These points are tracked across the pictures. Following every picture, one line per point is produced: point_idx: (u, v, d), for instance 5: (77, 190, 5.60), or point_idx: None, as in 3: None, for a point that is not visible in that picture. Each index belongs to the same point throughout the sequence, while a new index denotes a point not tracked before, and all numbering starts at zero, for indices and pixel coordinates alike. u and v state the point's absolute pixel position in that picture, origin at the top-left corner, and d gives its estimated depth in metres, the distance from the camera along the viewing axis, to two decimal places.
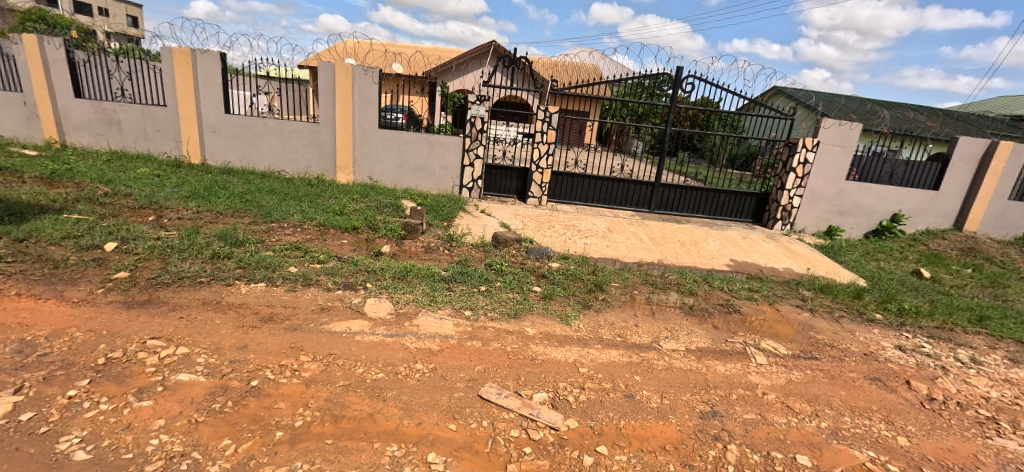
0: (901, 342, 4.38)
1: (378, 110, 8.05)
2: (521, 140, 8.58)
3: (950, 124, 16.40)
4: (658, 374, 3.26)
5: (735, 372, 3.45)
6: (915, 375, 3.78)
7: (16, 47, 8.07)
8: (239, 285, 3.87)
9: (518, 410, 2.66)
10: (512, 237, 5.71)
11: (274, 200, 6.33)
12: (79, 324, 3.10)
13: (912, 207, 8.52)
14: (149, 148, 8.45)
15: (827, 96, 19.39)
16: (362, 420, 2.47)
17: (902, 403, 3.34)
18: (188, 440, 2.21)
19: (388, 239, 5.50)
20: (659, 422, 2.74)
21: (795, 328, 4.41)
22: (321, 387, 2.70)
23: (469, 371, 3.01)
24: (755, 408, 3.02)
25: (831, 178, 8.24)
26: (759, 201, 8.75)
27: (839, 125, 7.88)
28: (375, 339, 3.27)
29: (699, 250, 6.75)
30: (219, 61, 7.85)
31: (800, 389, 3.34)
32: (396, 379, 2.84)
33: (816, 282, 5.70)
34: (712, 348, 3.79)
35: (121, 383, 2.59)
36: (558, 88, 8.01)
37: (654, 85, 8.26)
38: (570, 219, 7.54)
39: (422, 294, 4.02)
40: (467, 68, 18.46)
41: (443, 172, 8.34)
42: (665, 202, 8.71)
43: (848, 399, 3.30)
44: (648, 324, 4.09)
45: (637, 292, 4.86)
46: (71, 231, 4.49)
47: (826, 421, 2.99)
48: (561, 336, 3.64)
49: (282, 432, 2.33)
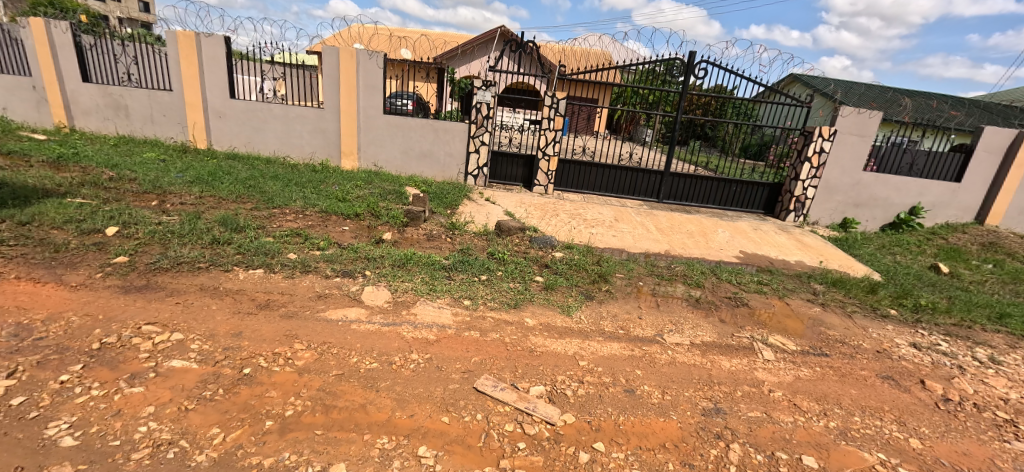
0: (916, 339, 4.21)
1: (383, 96, 7.94)
2: (528, 127, 8.41)
3: (974, 115, 15.82)
4: (660, 369, 3.16)
5: (740, 368, 3.34)
6: (930, 374, 3.64)
7: (24, 31, 8.09)
8: (237, 272, 3.83)
9: (514, 404, 2.59)
10: (515, 226, 5.61)
11: (277, 186, 6.30)
12: (76, 307, 3.10)
13: (932, 200, 8.23)
14: (156, 133, 8.47)
15: (847, 84, 18.84)
16: (354, 410, 2.42)
17: (915, 403, 3.21)
18: (177, 428, 2.18)
19: (390, 226, 5.43)
20: (660, 418, 2.65)
21: (805, 323, 4.27)
22: (314, 376, 2.66)
23: (466, 363, 2.94)
24: (761, 406, 2.91)
25: (847, 169, 7.98)
26: (772, 191, 8.51)
27: (858, 114, 7.59)
28: (371, 328, 3.21)
29: (707, 241, 6.60)
30: (223, 44, 7.78)
31: (808, 387, 3.22)
32: (390, 370, 2.79)
33: (828, 275, 5.53)
34: (717, 343, 3.67)
35: (114, 368, 2.57)
36: (567, 73, 7.81)
37: (666, 71, 8.07)
38: (576, 208, 7.41)
39: (422, 282, 3.96)
40: (475, 54, 18.26)
41: (449, 159, 8.24)
42: (674, 192, 8.52)
43: (858, 398, 3.18)
44: (652, 316, 3.99)
45: (642, 283, 4.74)
46: (73, 215, 4.48)
47: (835, 420, 2.88)
48: (561, 327, 3.55)
49: (272, 421, 2.29)
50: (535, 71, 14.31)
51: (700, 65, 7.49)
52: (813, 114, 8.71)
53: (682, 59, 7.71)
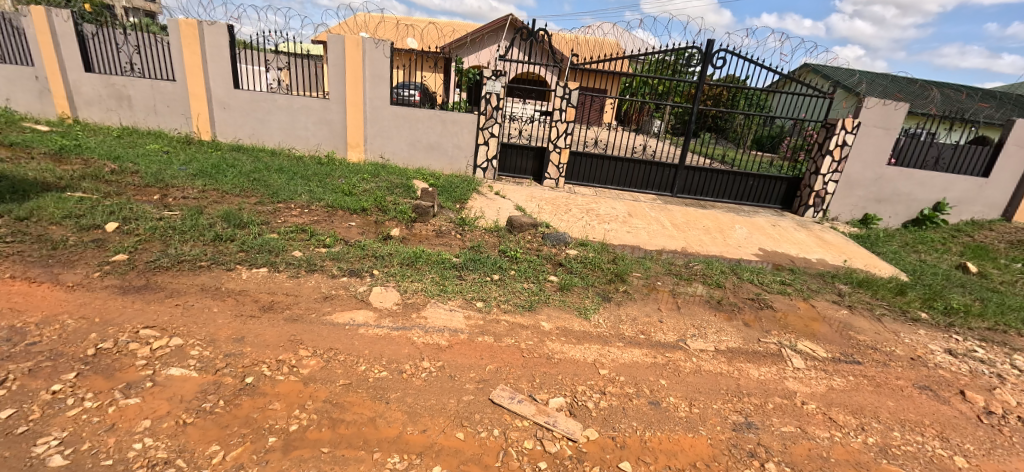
0: (951, 345, 3.97)
1: (389, 87, 7.73)
2: (538, 118, 8.18)
3: (1004, 107, 15.20)
4: (685, 378, 2.98)
5: (770, 377, 3.15)
6: (970, 384, 3.41)
7: (26, 20, 7.91)
8: (240, 271, 3.67)
9: (533, 418, 2.42)
10: (527, 222, 5.42)
11: (282, 179, 6.12)
12: (71, 309, 2.96)
13: (957, 196, 7.92)
14: (159, 124, 8.32)
15: (869, 76, 18.29)
16: (362, 425, 2.27)
17: (957, 416, 2.98)
18: (173, 446, 2.05)
19: (398, 222, 5.26)
20: (688, 434, 2.47)
21: (833, 328, 4.05)
22: (320, 387, 2.50)
23: (480, 371, 2.77)
24: (794, 420, 2.71)
25: (870, 163, 7.69)
26: (790, 186, 8.23)
27: (884, 105, 7.28)
28: (380, 333, 3.06)
29: (725, 238, 6.37)
30: (226, 33, 7.58)
31: (843, 398, 3.01)
32: (401, 379, 2.62)
33: (853, 275, 5.29)
34: (744, 349, 3.48)
35: (110, 377, 2.44)
36: (579, 63, 7.53)
37: (678, 61, 7.83)
38: (588, 202, 7.20)
39: (432, 282, 3.79)
40: (484, 43, 17.89)
41: (457, 151, 8.03)
42: (688, 186, 8.27)
43: (897, 411, 2.95)
44: (673, 320, 3.80)
45: (659, 283, 4.56)
46: (73, 210, 4.35)
47: (873, 436, 2.67)
48: (579, 332, 3.38)
49: (275, 437, 2.14)
50: (544, 61, 13.98)
51: (719, 54, 7.20)
52: (834, 105, 8.40)
53: (699, 47, 7.41)
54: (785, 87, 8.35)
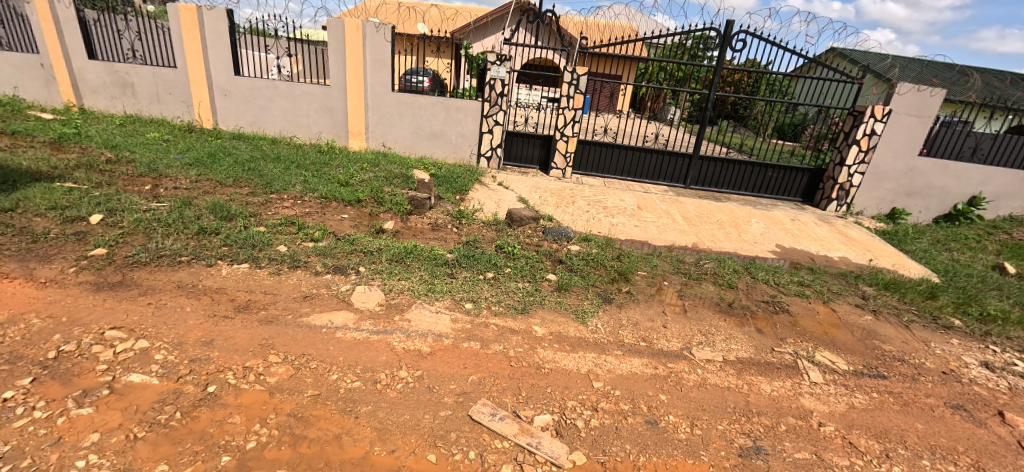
0: (988, 357, 3.60)
1: (391, 72, 7.46)
2: (545, 105, 7.83)
3: None
4: (688, 394, 2.72)
5: (784, 393, 2.87)
6: (1009, 404, 3.06)
7: (29, 6, 7.86)
8: (220, 267, 3.52)
9: (515, 439, 2.20)
10: (528, 216, 5.14)
11: (277, 168, 5.96)
12: (40, 308, 2.83)
13: (996, 190, 7.35)
14: (162, 112, 8.25)
15: (901, 61, 17.35)
16: (326, 444, 2.08)
17: (995, 443, 2.65)
18: (118, 464, 1.88)
19: (393, 214, 5.05)
20: (688, 460, 2.22)
21: (856, 336, 3.72)
22: (286, 398, 2.32)
23: (461, 383, 2.56)
24: (809, 444, 2.44)
25: (900, 154, 7.18)
26: (812, 177, 7.76)
27: (918, 91, 6.75)
28: (358, 337, 2.86)
29: (740, 233, 6.01)
30: (226, 18, 7.39)
31: (865, 419, 2.71)
32: (374, 391, 2.43)
33: (879, 276, 4.91)
34: (755, 360, 3.19)
35: (66, 383, 2.29)
36: (589, 47, 7.12)
37: (696, 46, 7.33)
38: (596, 194, 6.88)
39: (420, 281, 3.57)
40: (488, 29, 17.81)
41: (460, 140, 7.77)
42: (703, 177, 7.87)
43: (926, 435, 2.64)
44: (678, 325, 3.51)
45: (665, 283, 4.26)
46: (58, 202, 4.23)
47: (900, 465, 2.38)
48: (574, 338, 3.13)
49: (229, 457, 1.96)
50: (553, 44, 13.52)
51: (738, 36, 6.69)
52: (862, 91, 7.84)
53: (717, 29, 6.91)
54: (810, 72, 7.80)
